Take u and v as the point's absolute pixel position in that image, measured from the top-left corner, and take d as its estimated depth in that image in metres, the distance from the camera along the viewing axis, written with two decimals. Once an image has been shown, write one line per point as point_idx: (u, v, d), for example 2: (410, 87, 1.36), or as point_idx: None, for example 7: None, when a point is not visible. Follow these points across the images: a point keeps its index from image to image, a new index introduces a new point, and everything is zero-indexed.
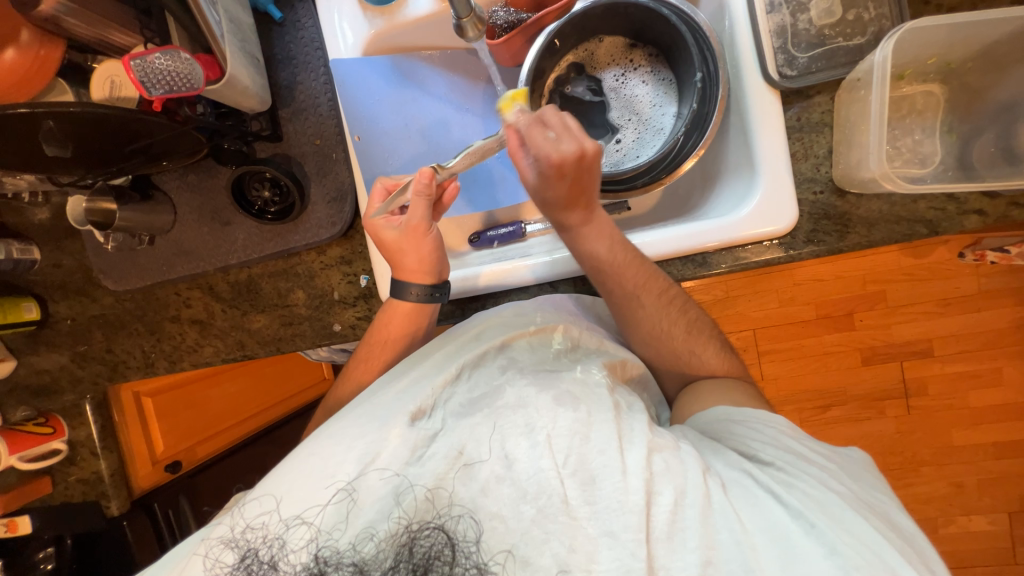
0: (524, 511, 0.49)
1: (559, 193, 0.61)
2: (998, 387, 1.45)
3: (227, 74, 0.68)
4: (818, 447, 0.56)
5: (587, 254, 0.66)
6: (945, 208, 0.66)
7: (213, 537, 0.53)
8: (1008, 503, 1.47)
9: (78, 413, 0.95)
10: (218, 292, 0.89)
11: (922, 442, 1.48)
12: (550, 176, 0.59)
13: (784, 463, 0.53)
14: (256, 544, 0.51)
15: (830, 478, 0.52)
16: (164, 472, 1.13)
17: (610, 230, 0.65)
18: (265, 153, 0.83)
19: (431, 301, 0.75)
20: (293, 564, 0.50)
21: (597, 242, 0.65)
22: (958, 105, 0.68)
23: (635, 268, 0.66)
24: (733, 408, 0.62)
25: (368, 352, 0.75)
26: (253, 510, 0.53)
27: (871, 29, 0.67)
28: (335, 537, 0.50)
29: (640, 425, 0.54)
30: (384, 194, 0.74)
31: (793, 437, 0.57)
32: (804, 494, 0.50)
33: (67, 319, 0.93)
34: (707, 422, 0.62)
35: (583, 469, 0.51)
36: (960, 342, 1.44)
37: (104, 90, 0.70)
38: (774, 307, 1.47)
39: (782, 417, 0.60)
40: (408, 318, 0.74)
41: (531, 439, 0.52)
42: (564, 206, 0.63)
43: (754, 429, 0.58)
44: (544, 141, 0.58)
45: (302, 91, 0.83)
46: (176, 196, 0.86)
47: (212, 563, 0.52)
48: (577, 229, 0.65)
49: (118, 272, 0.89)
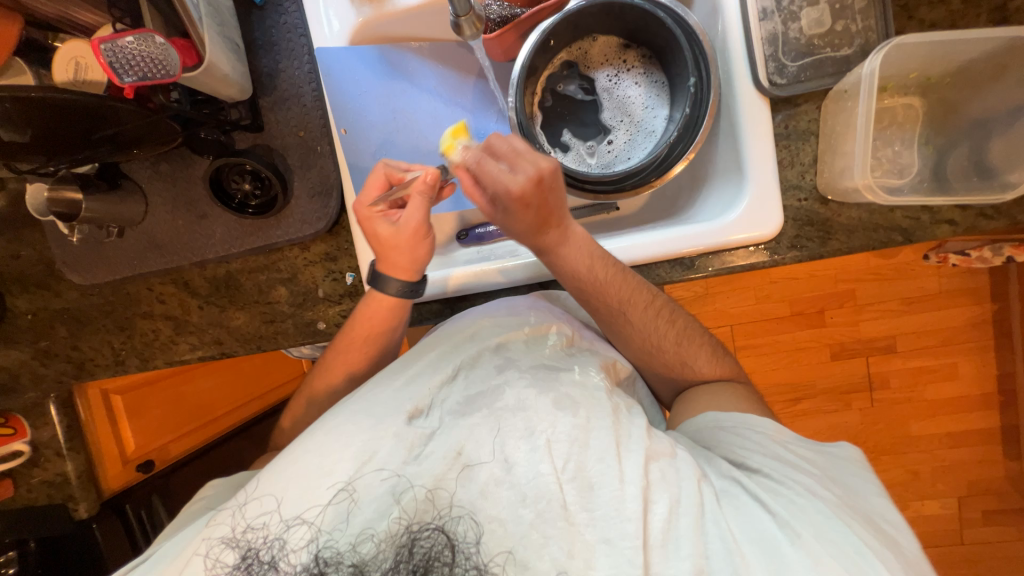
0: (523, 514, 0.50)
1: (527, 217, 0.61)
2: (955, 381, 1.54)
3: (207, 61, 0.65)
4: (803, 452, 0.59)
5: (570, 275, 0.66)
6: (920, 218, 0.69)
7: (214, 536, 0.51)
8: (958, 488, 1.57)
9: (41, 413, 0.90)
10: (194, 287, 0.85)
11: (883, 432, 1.57)
12: (511, 205, 0.60)
13: (770, 471, 0.55)
14: (257, 544, 0.50)
15: (816, 484, 0.54)
16: (135, 472, 1.08)
17: (587, 245, 0.65)
18: (244, 143, 0.79)
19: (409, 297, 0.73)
20: (294, 564, 0.49)
21: (578, 261, 0.65)
22: (935, 119, 0.71)
23: (619, 283, 0.66)
24: (720, 414, 0.63)
25: (345, 348, 0.74)
26: (254, 510, 0.51)
27: (858, 41, 0.69)
28: (336, 538, 0.50)
29: (638, 430, 0.54)
30: (381, 181, 0.72)
31: (778, 441, 0.59)
32: (793, 503, 0.52)
33: (28, 314, 0.88)
34: (696, 430, 0.64)
35: (580, 475, 0.51)
36: (921, 339, 1.52)
37: (68, 71, 0.65)
38: (751, 304, 1.52)
39: (770, 422, 0.62)
40: (376, 321, 0.73)
41: (530, 442, 0.53)
42: (535, 230, 0.63)
43: (741, 434, 0.60)
44: (498, 172, 0.60)
45: (284, 80, 0.79)
46: (148, 185, 0.81)
47: (212, 562, 0.51)
48: (556, 251, 0.65)
49: (84, 265, 0.84)
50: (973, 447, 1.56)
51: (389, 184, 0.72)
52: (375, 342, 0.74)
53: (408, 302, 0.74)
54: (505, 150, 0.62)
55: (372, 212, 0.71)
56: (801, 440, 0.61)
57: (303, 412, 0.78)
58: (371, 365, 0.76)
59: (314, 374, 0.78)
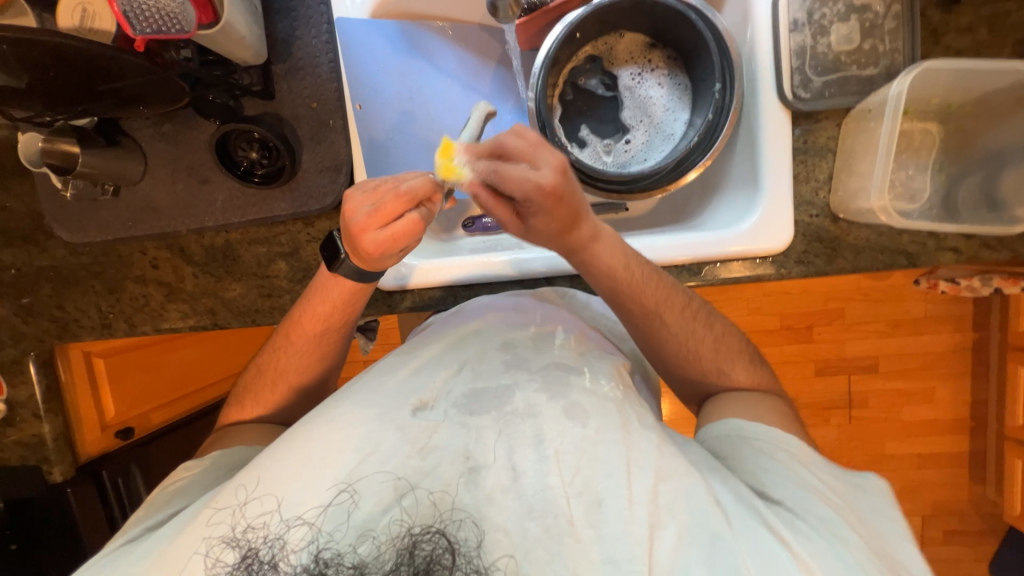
0: (529, 527, 0.50)
1: (558, 218, 0.58)
2: (931, 406, 1.58)
3: (224, 20, 0.63)
4: (825, 479, 0.59)
5: (603, 275, 0.65)
6: (925, 243, 0.70)
7: (213, 535, 0.50)
8: (923, 507, 1.63)
9: (20, 371, 0.87)
10: (189, 255, 0.83)
11: (858, 450, 1.61)
12: (539, 201, 0.56)
13: (792, 503, 0.55)
14: (256, 544, 0.49)
15: (838, 523, 0.53)
16: (114, 438, 1.04)
17: (620, 245, 0.65)
18: (253, 110, 0.76)
19: (362, 280, 0.68)
20: (293, 565, 0.48)
21: (611, 259, 0.64)
22: (950, 147, 0.72)
23: (654, 285, 0.66)
24: (745, 422, 0.64)
25: (299, 325, 0.72)
26: (254, 509, 0.51)
27: (883, 61, 0.69)
28: (336, 539, 0.49)
29: (651, 445, 0.54)
30: (411, 232, 0.58)
31: (800, 470, 0.58)
32: (810, 542, 0.51)
33: (12, 269, 0.85)
34: (715, 439, 0.65)
35: (590, 491, 0.51)
36: (903, 361, 1.56)
37: (74, 18, 0.61)
38: (743, 314, 1.54)
39: (792, 439, 0.62)
40: (336, 310, 0.71)
41: (539, 452, 0.53)
42: (565, 232, 0.61)
43: (761, 454, 0.60)
44: (516, 182, 0.55)
45: (300, 48, 0.76)
46: (148, 145, 0.78)
47: (212, 562, 0.49)
48: (587, 251, 0.64)
49: (76, 223, 0.81)
50: (941, 470, 1.61)
51: (397, 243, 0.58)
52: (333, 330, 0.72)
53: (369, 287, 0.71)
54: (521, 151, 0.55)
55: (385, 258, 0.61)
56: (825, 467, 0.61)
57: (257, 387, 0.75)
58: (335, 348, 0.74)
59: (269, 350, 0.75)
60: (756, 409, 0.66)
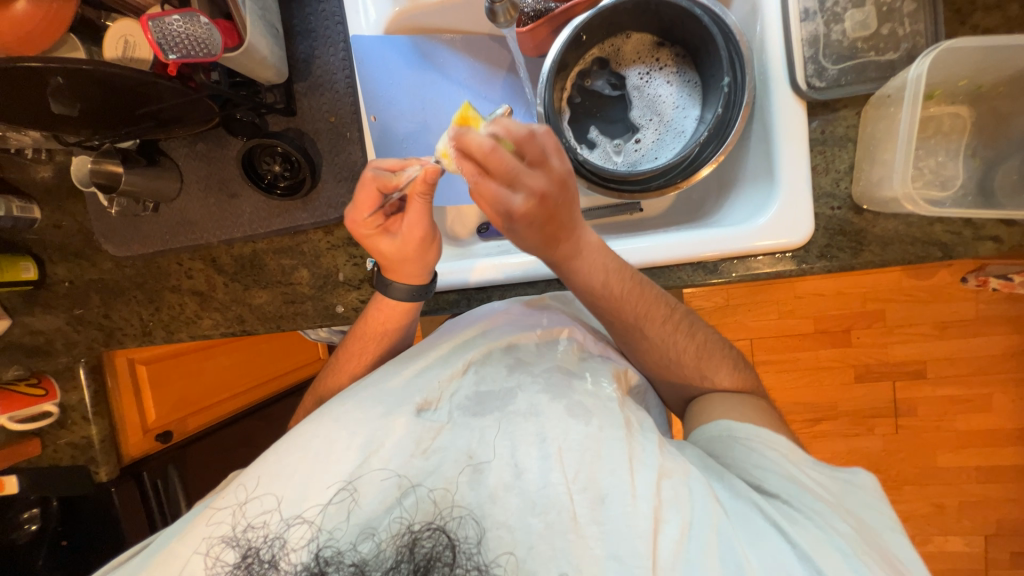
0: (532, 522, 0.51)
1: (539, 234, 0.57)
2: (988, 414, 1.46)
3: (247, 42, 0.67)
4: (818, 475, 0.57)
5: (581, 286, 0.63)
6: (961, 232, 0.66)
7: (214, 535, 0.52)
8: (985, 526, 1.49)
9: (72, 376, 0.94)
10: (220, 266, 0.87)
11: (907, 461, 1.50)
12: (518, 223, 0.56)
13: (789, 495, 0.54)
14: (256, 543, 0.52)
15: (833, 515, 0.52)
16: (154, 441, 1.11)
17: (602, 255, 0.62)
18: (277, 127, 0.81)
19: (416, 300, 0.73)
20: (293, 563, 0.51)
21: (591, 272, 0.62)
22: (984, 130, 0.68)
23: (643, 286, 0.64)
24: (735, 422, 0.61)
25: (358, 347, 0.74)
26: (253, 509, 0.53)
27: (904, 45, 0.67)
28: (336, 538, 0.52)
29: (652, 445, 0.55)
30: (374, 202, 0.66)
31: (791, 462, 0.57)
32: (809, 534, 0.50)
33: (66, 282, 0.92)
34: (707, 439, 0.63)
35: (592, 487, 0.52)
36: (953, 366, 1.45)
37: (117, 49, 0.67)
38: (774, 318, 1.47)
39: (784, 438, 0.59)
40: (385, 323, 0.74)
41: (542, 450, 0.54)
42: (546, 246, 0.59)
43: (754, 454, 0.58)
44: (499, 192, 0.54)
45: (319, 66, 0.80)
46: (184, 163, 0.84)
47: (212, 561, 0.52)
48: (568, 262, 0.61)
49: (120, 237, 0.87)
50: (1004, 485, 1.48)
51: (375, 203, 0.66)
52: (380, 343, 0.75)
53: (413, 305, 0.74)
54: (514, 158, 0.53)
55: (371, 229, 0.68)
56: (814, 462, 0.58)
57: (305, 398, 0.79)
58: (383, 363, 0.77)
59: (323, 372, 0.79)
60: (771, 415, 0.65)
